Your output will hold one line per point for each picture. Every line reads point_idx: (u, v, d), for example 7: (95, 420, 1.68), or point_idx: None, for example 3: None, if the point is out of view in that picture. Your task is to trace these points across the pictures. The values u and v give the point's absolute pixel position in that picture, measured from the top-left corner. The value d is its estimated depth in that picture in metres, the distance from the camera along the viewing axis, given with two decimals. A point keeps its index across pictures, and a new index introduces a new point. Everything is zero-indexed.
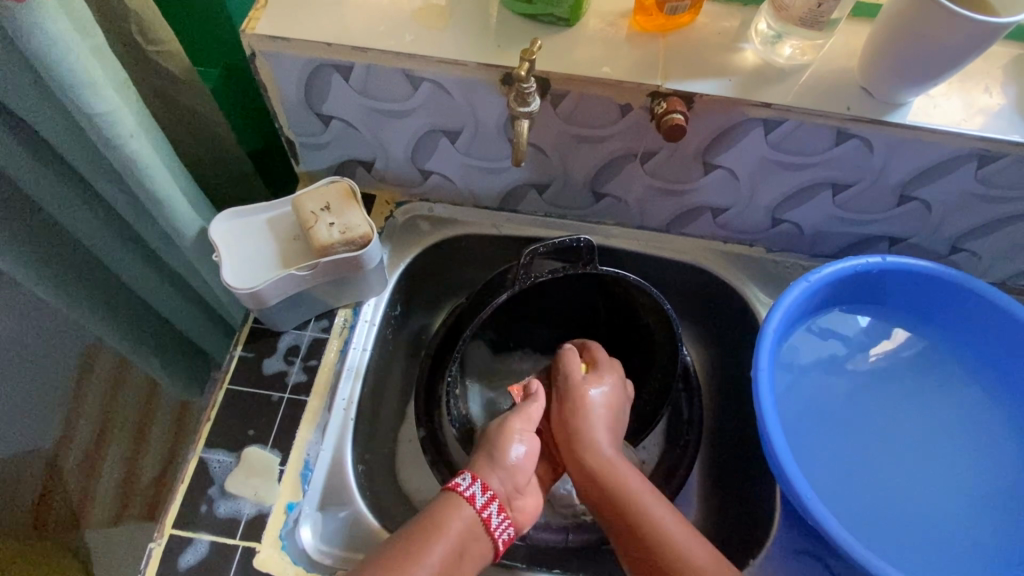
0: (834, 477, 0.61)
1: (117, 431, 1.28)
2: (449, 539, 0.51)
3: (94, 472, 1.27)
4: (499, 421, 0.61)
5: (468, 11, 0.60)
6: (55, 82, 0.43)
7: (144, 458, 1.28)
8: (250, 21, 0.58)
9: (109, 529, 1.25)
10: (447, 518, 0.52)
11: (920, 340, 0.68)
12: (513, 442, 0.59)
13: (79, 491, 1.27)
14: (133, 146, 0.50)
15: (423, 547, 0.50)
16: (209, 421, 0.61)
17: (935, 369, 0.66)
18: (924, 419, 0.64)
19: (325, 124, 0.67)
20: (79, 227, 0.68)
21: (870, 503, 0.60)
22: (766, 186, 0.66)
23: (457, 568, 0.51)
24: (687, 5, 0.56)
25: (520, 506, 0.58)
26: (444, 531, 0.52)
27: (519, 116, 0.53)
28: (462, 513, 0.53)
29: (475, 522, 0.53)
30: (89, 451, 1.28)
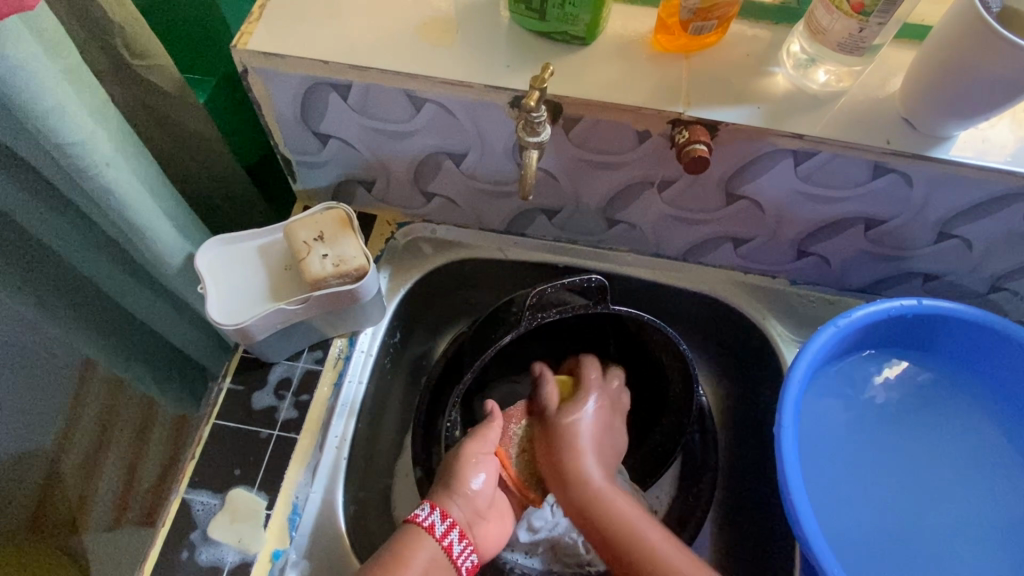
0: (855, 532, 0.57)
1: (116, 437, 1.26)
2: (413, 575, 0.49)
3: (95, 476, 1.27)
4: (455, 450, 0.58)
5: (477, 27, 0.56)
6: (21, 111, 0.39)
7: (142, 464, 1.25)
8: (242, 36, 0.54)
9: (106, 534, 1.23)
10: (409, 553, 0.50)
11: (948, 384, 0.63)
12: (475, 472, 0.56)
13: (79, 493, 1.27)
14: (110, 175, 0.46)
15: None
16: (194, 458, 0.58)
17: (964, 415, 0.62)
18: (955, 475, 0.59)
19: (322, 142, 0.63)
20: (63, 245, 0.65)
21: (896, 562, 0.56)
22: (793, 218, 0.61)
23: None
24: (714, 25, 0.52)
25: (484, 532, 0.56)
26: (407, 564, 0.50)
27: (528, 146, 0.48)
28: (424, 545, 0.51)
29: (437, 552, 0.51)
30: (90, 455, 1.27)
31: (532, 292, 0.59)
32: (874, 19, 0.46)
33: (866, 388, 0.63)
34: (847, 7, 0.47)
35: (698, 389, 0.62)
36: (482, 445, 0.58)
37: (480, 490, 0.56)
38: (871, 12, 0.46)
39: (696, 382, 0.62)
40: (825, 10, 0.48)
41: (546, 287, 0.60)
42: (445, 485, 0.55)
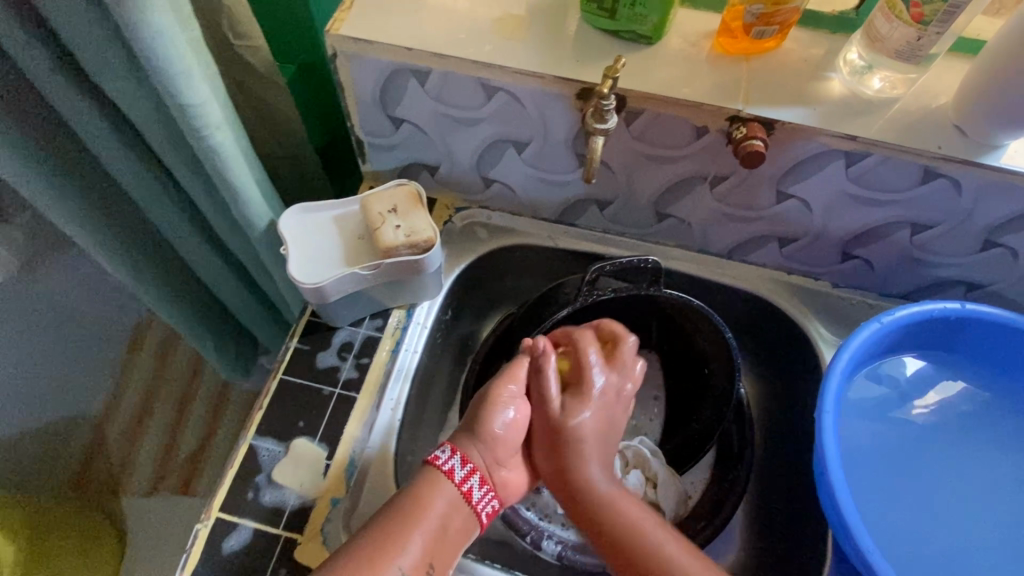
0: (895, 528, 0.58)
1: (159, 406, 1.40)
2: (431, 519, 0.51)
3: (135, 444, 1.37)
4: (485, 389, 0.58)
5: (549, 24, 0.60)
6: (156, 72, 0.44)
7: (183, 433, 1.39)
8: (335, 22, 0.59)
9: (148, 498, 1.33)
10: (427, 496, 0.52)
11: (988, 392, 0.64)
12: (507, 409, 0.57)
13: (120, 459, 1.36)
14: (218, 138, 0.51)
15: (401, 526, 0.50)
16: (261, 409, 0.62)
17: (1004, 422, 0.62)
18: (992, 477, 0.60)
19: (396, 126, 0.67)
20: (154, 209, 0.70)
21: (937, 561, 0.56)
22: (839, 219, 0.64)
23: (443, 544, 0.51)
24: (775, 30, 0.55)
25: (507, 474, 0.58)
26: (426, 509, 0.51)
27: (595, 132, 0.52)
28: (444, 489, 0.53)
29: (455, 496, 0.53)
30: (131, 423, 1.38)
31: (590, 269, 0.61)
32: (932, 28, 0.49)
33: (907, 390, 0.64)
34: (907, 16, 0.50)
35: (737, 380, 0.65)
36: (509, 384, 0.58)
37: (504, 435, 0.57)
38: (930, 22, 0.49)
39: (739, 372, 0.64)
40: (885, 18, 0.51)
41: (605, 265, 0.62)
42: (469, 428, 0.57)
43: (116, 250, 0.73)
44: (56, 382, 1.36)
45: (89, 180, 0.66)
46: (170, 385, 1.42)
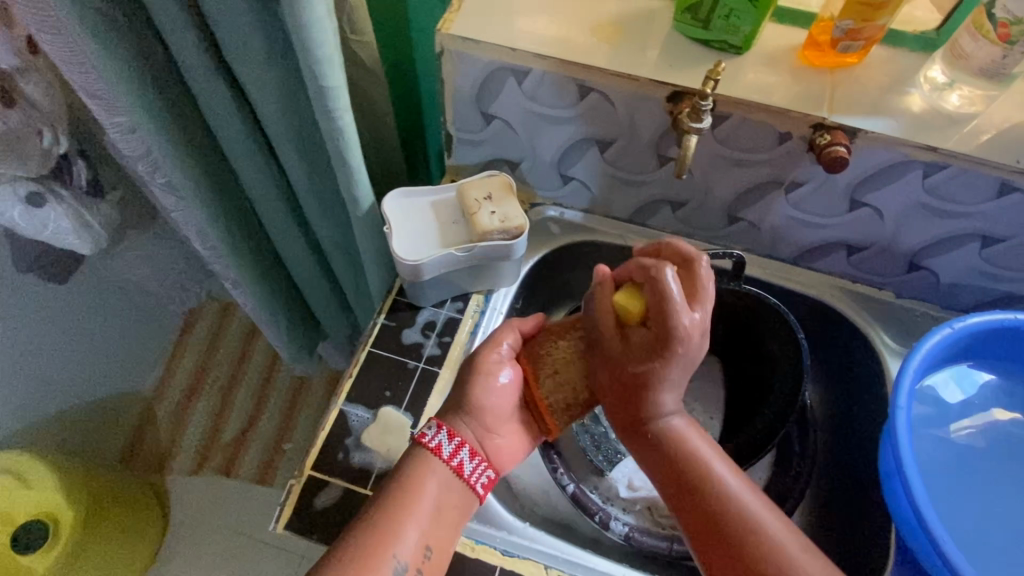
0: (960, 530, 0.59)
1: (207, 389, 1.54)
2: (425, 499, 0.55)
3: (183, 424, 1.51)
4: (471, 359, 0.60)
5: (642, 32, 0.64)
6: (306, 56, 0.49)
7: (227, 416, 1.51)
8: (445, 22, 0.64)
9: (190, 477, 1.46)
10: (421, 476, 0.56)
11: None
12: (497, 373, 0.60)
13: (167, 438, 1.50)
14: (345, 120, 0.55)
15: (399, 507, 0.54)
16: (350, 377, 0.66)
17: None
18: None
19: (487, 122, 0.72)
20: (258, 190, 0.75)
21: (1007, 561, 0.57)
22: (910, 229, 0.66)
23: (439, 524, 0.55)
24: (860, 45, 0.59)
25: (500, 445, 0.61)
26: (420, 487, 0.55)
27: (690, 130, 0.55)
28: (433, 466, 0.56)
29: (447, 471, 0.57)
30: (180, 403, 1.52)
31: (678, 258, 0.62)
32: (1018, 47, 0.52)
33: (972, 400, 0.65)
34: (993, 36, 0.53)
35: (805, 384, 0.66)
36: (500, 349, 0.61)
37: (494, 405, 0.59)
38: (1017, 41, 0.52)
39: (807, 373, 0.66)
40: (971, 37, 0.55)
41: (693, 255, 0.62)
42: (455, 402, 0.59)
43: (223, 230, 0.79)
44: (118, 358, 1.42)
45: (207, 163, 0.73)
46: (218, 368, 1.55)
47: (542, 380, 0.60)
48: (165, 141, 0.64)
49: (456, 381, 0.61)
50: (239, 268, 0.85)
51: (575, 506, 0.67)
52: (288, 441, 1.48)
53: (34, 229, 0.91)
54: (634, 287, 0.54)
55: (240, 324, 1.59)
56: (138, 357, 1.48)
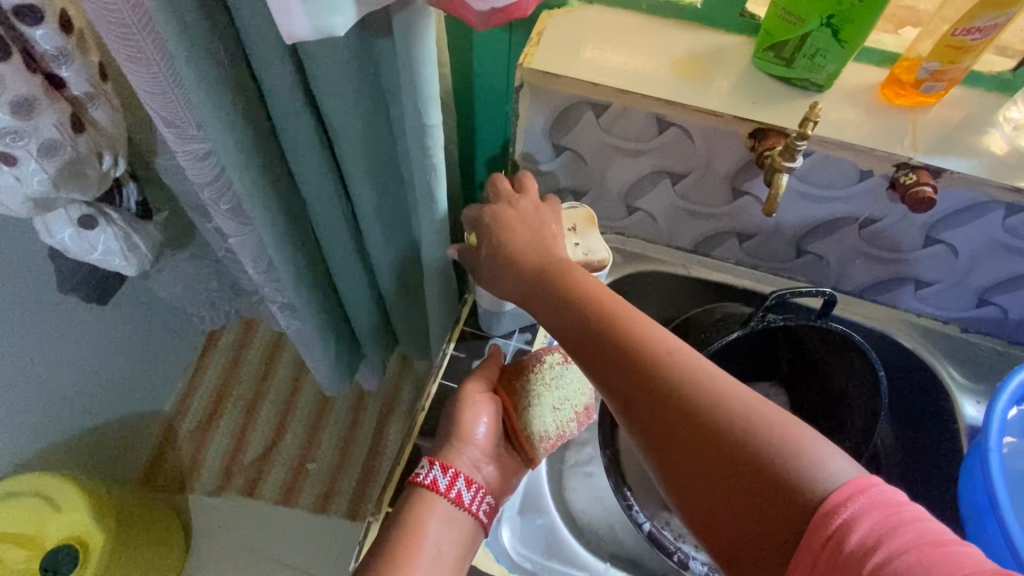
0: None
1: (230, 407, 1.51)
2: (427, 541, 0.52)
3: (206, 441, 1.47)
4: (455, 402, 0.61)
5: (721, 68, 0.64)
6: (413, 95, 0.49)
7: (251, 435, 1.48)
8: (525, 56, 0.64)
9: (212, 498, 1.42)
10: (422, 518, 0.53)
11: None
12: (476, 417, 0.59)
13: (191, 456, 1.46)
14: (438, 157, 0.55)
15: (400, 554, 0.51)
16: (424, 410, 0.67)
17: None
18: None
19: (557, 153, 0.72)
20: (322, 217, 0.75)
21: None
22: (984, 266, 0.66)
23: (442, 565, 0.52)
24: (944, 85, 0.59)
25: (492, 472, 0.59)
26: (421, 526, 0.53)
27: (782, 169, 0.56)
28: (432, 505, 0.54)
29: (446, 503, 0.55)
30: (204, 421, 1.49)
31: (770, 296, 0.62)
32: None
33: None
34: None
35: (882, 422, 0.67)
36: (477, 390, 0.61)
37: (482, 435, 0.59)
38: None
39: (885, 412, 0.65)
40: None
41: (784, 293, 0.62)
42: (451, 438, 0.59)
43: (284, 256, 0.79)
44: (146, 375, 1.41)
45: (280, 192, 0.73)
46: (242, 386, 1.53)
47: (523, 410, 0.60)
48: (244, 171, 0.64)
49: (442, 428, 0.60)
50: (296, 293, 0.84)
51: (652, 545, 0.64)
52: (312, 460, 1.46)
53: (84, 250, 0.90)
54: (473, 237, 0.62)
55: (265, 342, 1.58)
56: (164, 374, 1.47)
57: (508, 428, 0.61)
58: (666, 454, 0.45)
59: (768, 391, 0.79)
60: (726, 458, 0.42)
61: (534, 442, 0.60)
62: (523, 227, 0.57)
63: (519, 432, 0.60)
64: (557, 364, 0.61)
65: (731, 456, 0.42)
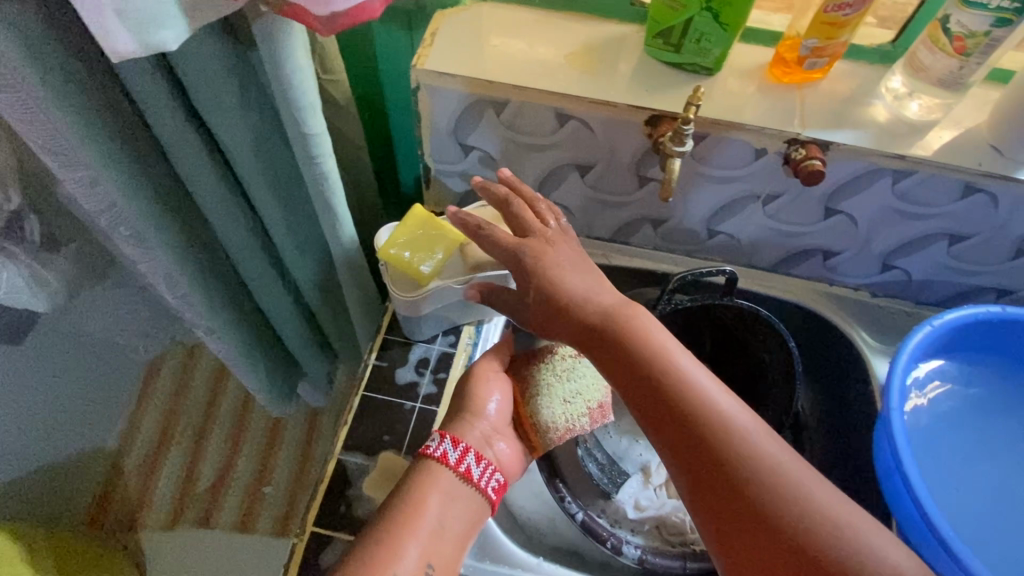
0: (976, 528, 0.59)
1: (177, 438, 1.47)
2: (428, 519, 0.50)
3: (154, 475, 1.44)
4: (466, 380, 0.60)
5: (614, 57, 0.65)
6: (287, 104, 0.48)
7: (202, 464, 1.45)
8: (419, 58, 0.63)
9: (163, 533, 1.38)
10: (425, 490, 0.52)
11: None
12: (489, 392, 0.59)
13: (138, 493, 1.42)
14: (329, 165, 0.54)
15: (400, 527, 0.49)
16: (346, 425, 0.65)
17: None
18: None
19: (466, 153, 0.71)
20: (229, 235, 0.73)
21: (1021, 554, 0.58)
22: (882, 233, 0.69)
23: (442, 541, 0.51)
24: (825, 62, 0.61)
25: (504, 450, 0.58)
26: (422, 501, 0.51)
27: (673, 155, 0.57)
28: (436, 478, 0.53)
29: (454, 477, 0.54)
30: (151, 456, 1.46)
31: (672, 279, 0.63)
32: (974, 59, 0.55)
33: (964, 401, 0.65)
34: (950, 49, 0.55)
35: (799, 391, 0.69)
36: (490, 368, 0.61)
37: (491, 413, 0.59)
38: (972, 53, 0.55)
39: (799, 381, 0.68)
40: (928, 50, 0.57)
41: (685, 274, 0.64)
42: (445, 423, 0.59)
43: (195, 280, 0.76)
44: (82, 414, 1.35)
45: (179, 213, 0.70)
46: (189, 415, 1.49)
47: (533, 397, 0.60)
48: (133, 195, 0.61)
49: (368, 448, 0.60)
50: (215, 315, 0.81)
51: (586, 535, 0.65)
52: (267, 484, 1.42)
53: None
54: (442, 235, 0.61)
55: (206, 367, 1.52)
56: (103, 411, 1.41)
57: (516, 415, 0.61)
58: (719, 522, 0.45)
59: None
60: (782, 541, 0.43)
61: (543, 432, 0.60)
62: (570, 270, 0.53)
63: (527, 419, 0.60)
64: (569, 357, 0.61)
65: (792, 547, 0.42)
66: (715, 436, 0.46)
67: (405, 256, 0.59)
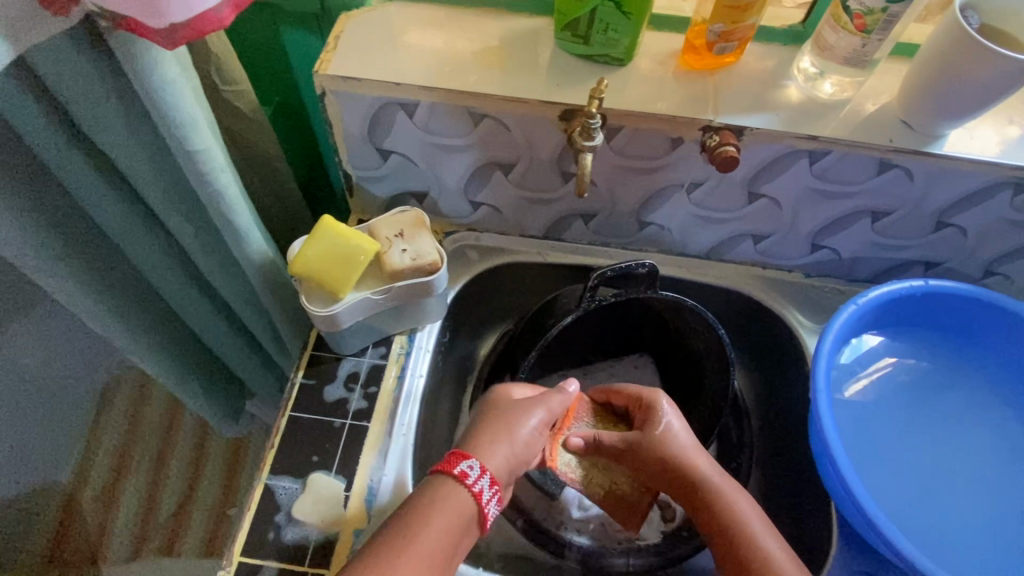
0: (902, 504, 0.60)
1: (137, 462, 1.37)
2: (429, 536, 0.48)
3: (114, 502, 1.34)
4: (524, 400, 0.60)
5: (525, 53, 0.64)
6: (164, 120, 0.45)
7: (162, 492, 1.36)
8: (322, 63, 0.61)
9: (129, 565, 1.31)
10: (430, 507, 0.50)
11: (974, 372, 0.67)
12: (530, 420, 0.58)
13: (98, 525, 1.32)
14: (223, 181, 0.51)
15: (398, 543, 0.48)
16: (273, 447, 0.62)
17: (993, 404, 0.65)
18: (987, 448, 0.63)
19: (384, 158, 0.69)
20: (142, 257, 0.70)
21: (942, 525, 0.59)
22: (807, 214, 0.69)
23: (442, 562, 0.49)
24: (735, 46, 0.60)
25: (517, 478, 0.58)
26: (426, 518, 0.49)
27: (583, 149, 0.55)
28: (447, 494, 0.51)
29: (465, 497, 0.51)
30: (106, 488, 1.34)
31: (593, 274, 0.62)
32: (875, 35, 0.55)
33: (891, 376, 0.66)
34: (851, 27, 0.55)
35: (733, 376, 0.68)
36: (549, 399, 0.60)
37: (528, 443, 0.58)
38: (873, 30, 0.54)
39: (733, 366, 0.67)
40: (832, 29, 0.57)
41: (606, 270, 0.63)
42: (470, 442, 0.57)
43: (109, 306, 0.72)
44: None
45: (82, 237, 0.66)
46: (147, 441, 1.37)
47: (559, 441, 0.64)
48: None
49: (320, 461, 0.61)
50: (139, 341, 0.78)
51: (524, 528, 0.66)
52: (233, 505, 1.36)
53: None
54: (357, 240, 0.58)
55: None
56: None
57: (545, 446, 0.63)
58: None
59: (636, 359, 0.80)
60: None
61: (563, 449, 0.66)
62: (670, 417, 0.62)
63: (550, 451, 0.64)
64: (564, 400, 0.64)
65: None
66: (722, 522, 0.55)
67: (319, 267, 0.57)
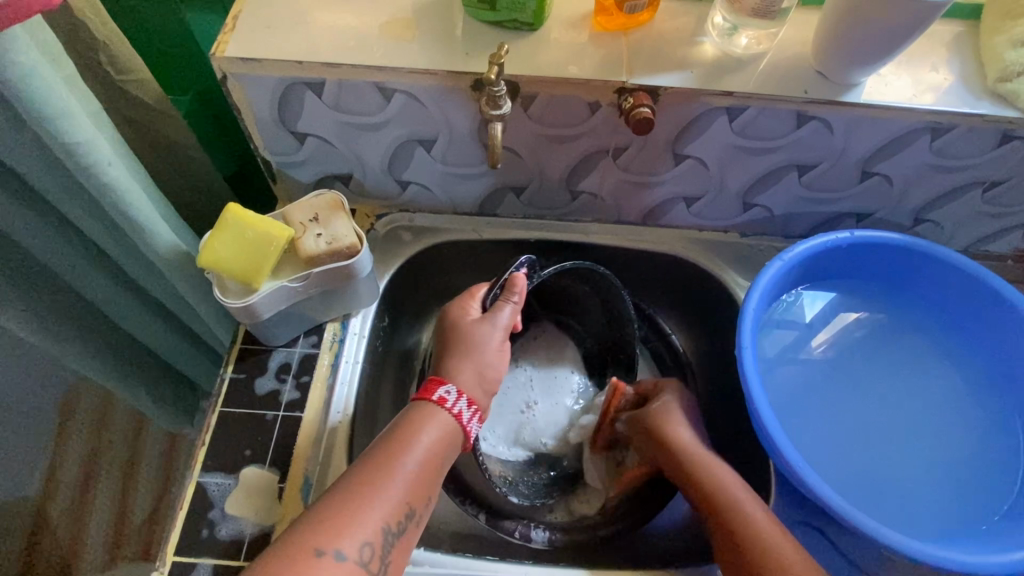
0: (827, 458, 0.61)
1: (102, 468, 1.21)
2: (420, 446, 0.53)
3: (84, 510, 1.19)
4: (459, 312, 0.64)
5: (433, 22, 0.61)
6: (34, 115, 0.43)
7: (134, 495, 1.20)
8: (218, 45, 0.59)
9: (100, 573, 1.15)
10: (421, 424, 0.54)
11: (898, 320, 0.68)
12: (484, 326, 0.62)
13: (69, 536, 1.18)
14: (112, 174, 0.50)
15: (393, 450, 0.52)
16: (204, 444, 0.61)
17: (918, 351, 0.67)
18: (912, 394, 0.64)
19: (301, 141, 0.67)
20: (54, 257, 0.67)
21: (869, 474, 0.60)
22: (734, 171, 0.68)
23: (430, 473, 0.53)
24: (645, 3, 0.59)
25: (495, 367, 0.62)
26: (415, 434, 0.54)
27: (491, 119, 0.55)
28: (434, 414, 0.55)
29: (448, 418, 0.56)
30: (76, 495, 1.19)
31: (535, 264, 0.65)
32: None
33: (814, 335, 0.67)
34: None
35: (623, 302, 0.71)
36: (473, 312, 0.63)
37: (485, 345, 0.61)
38: None
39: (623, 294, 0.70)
40: None
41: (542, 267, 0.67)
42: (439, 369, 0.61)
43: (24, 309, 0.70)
44: None
45: None
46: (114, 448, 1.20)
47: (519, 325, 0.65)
48: None
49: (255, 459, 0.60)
50: None
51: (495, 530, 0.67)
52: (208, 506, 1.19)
53: None
54: (261, 228, 0.56)
55: None
56: None
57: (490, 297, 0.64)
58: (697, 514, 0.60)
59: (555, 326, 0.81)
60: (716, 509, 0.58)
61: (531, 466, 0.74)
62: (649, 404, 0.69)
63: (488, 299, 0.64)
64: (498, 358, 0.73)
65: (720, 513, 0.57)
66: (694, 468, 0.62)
67: (228, 267, 0.55)
